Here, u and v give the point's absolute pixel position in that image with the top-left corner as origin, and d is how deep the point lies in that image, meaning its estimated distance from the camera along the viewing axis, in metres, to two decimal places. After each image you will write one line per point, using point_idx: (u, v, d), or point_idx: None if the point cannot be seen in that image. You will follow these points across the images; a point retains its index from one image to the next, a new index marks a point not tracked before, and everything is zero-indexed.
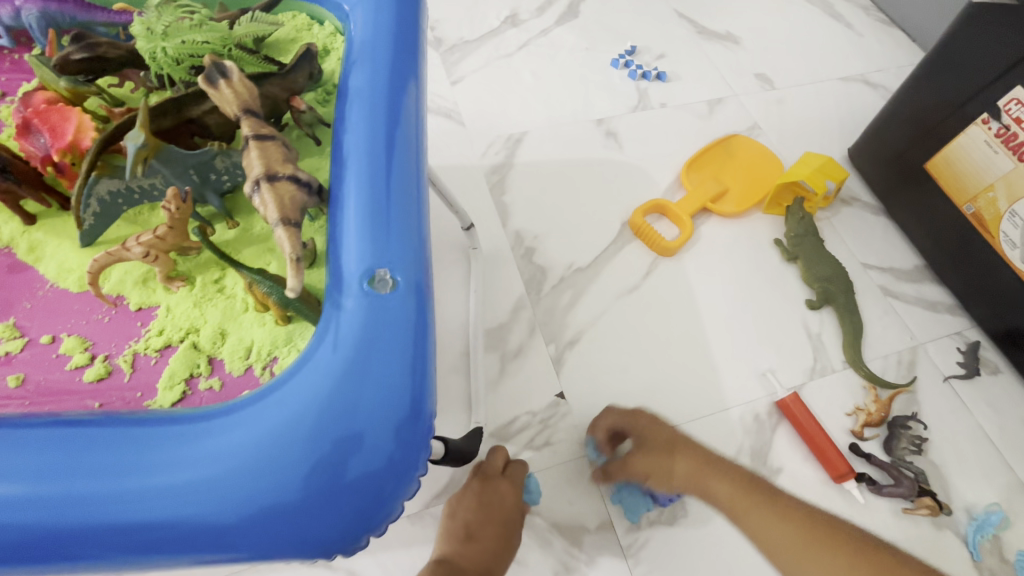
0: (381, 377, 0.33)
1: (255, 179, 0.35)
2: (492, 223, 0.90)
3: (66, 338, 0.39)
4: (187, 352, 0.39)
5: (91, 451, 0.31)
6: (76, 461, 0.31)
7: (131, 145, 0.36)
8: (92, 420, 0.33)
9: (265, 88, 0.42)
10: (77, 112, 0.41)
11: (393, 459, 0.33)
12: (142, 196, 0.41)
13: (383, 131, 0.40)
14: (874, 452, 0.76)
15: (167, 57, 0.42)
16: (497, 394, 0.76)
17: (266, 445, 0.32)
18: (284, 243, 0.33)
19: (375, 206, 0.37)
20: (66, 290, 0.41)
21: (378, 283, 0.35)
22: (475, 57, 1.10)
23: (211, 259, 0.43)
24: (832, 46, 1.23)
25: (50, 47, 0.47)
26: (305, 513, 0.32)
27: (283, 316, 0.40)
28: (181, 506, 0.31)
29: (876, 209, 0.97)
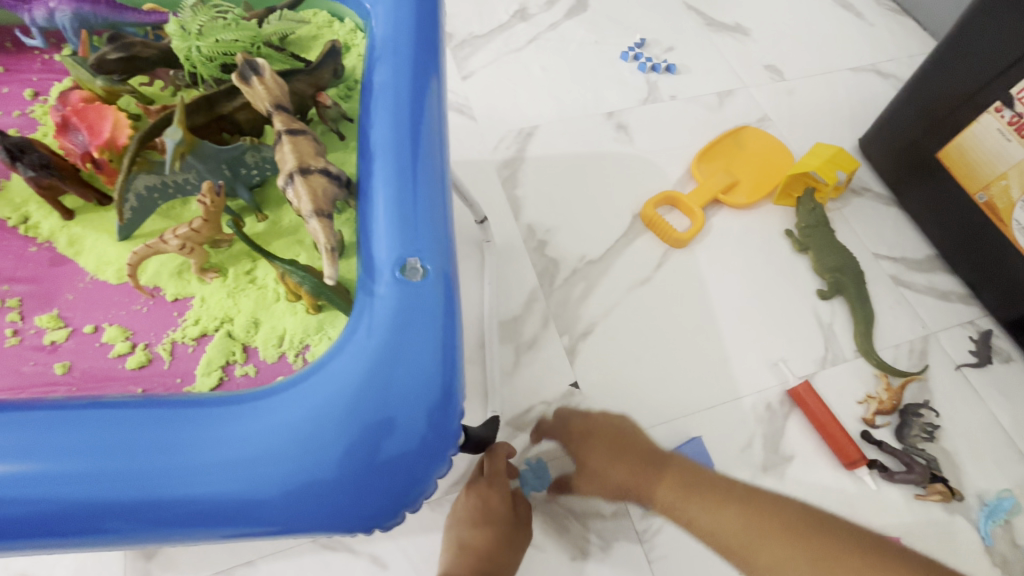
0: (413, 362, 0.35)
1: (289, 172, 0.36)
2: (504, 216, 0.91)
3: (108, 328, 0.41)
4: (223, 340, 0.41)
5: (139, 431, 0.33)
6: (127, 440, 0.33)
7: (170, 141, 0.38)
8: (141, 401, 0.34)
9: (293, 84, 0.44)
10: (112, 110, 0.43)
11: (426, 439, 0.34)
12: (176, 190, 0.42)
13: (408, 126, 0.42)
14: (886, 440, 0.77)
15: (200, 55, 0.43)
16: (513, 384, 0.77)
17: (305, 426, 0.33)
18: (319, 234, 0.35)
19: (403, 198, 0.39)
20: (106, 282, 0.43)
21: (408, 271, 0.37)
22: (485, 52, 1.11)
23: (242, 251, 0.44)
24: (842, 37, 1.23)
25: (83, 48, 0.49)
26: (343, 490, 0.33)
27: (314, 305, 0.41)
28: (225, 483, 0.32)
29: (887, 199, 0.97)
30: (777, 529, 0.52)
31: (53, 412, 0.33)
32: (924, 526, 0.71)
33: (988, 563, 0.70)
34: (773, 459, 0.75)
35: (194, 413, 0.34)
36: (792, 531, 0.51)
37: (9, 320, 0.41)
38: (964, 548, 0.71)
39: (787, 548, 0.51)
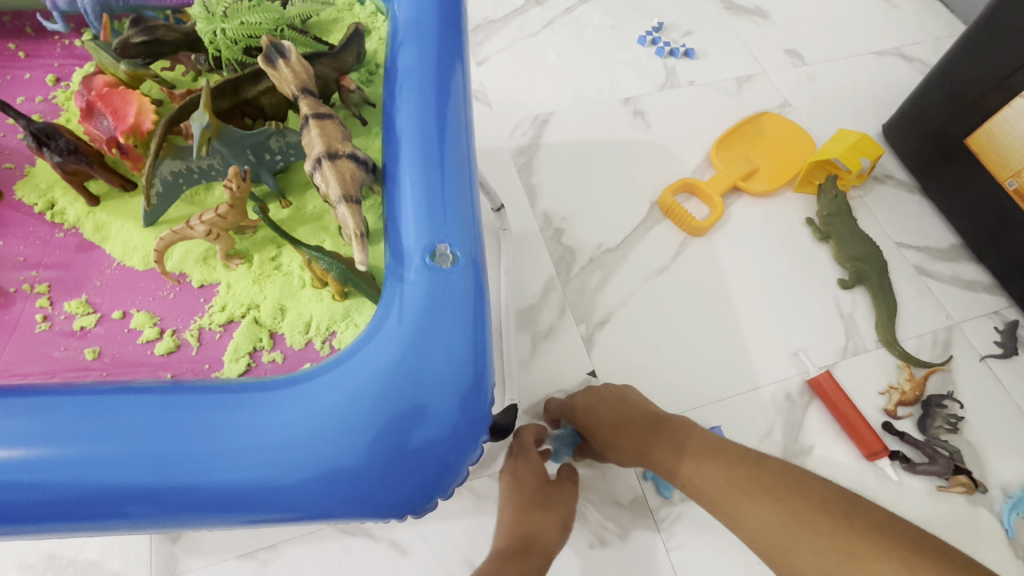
0: (444, 348, 0.34)
1: (316, 157, 0.36)
2: (520, 204, 0.91)
3: (136, 313, 0.42)
4: (250, 326, 0.41)
5: (174, 416, 0.33)
6: (162, 424, 0.33)
7: (197, 125, 0.37)
8: (176, 387, 0.34)
9: (317, 68, 0.43)
10: (137, 95, 0.43)
11: (456, 428, 0.34)
12: (201, 176, 0.42)
13: (433, 109, 0.41)
14: (907, 431, 0.76)
15: (225, 39, 0.43)
16: (530, 372, 0.77)
17: (336, 413, 0.33)
18: (348, 220, 0.34)
19: (431, 183, 0.38)
20: (132, 268, 0.44)
21: (438, 258, 0.36)
22: (500, 37, 1.09)
23: (266, 237, 0.44)
24: (866, 20, 1.20)
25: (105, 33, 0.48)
26: (372, 478, 0.33)
27: (340, 292, 0.42)
28: (259, 470, 0.33)
29: (911, 187, 0.95)
30: (768, 499, 0.51)
31: (89, 397, 0.34)
32: (945, 517, 0.71)
33: (1011, 556, 0.69)
34: (793, 450, 0.74)
35: (227, 400, 0.34)
36: (778, 498, 0.51)
37: (40, 305, 0.43)
38: (986, 540, 0.70)
39: (773, 517, 0.50)
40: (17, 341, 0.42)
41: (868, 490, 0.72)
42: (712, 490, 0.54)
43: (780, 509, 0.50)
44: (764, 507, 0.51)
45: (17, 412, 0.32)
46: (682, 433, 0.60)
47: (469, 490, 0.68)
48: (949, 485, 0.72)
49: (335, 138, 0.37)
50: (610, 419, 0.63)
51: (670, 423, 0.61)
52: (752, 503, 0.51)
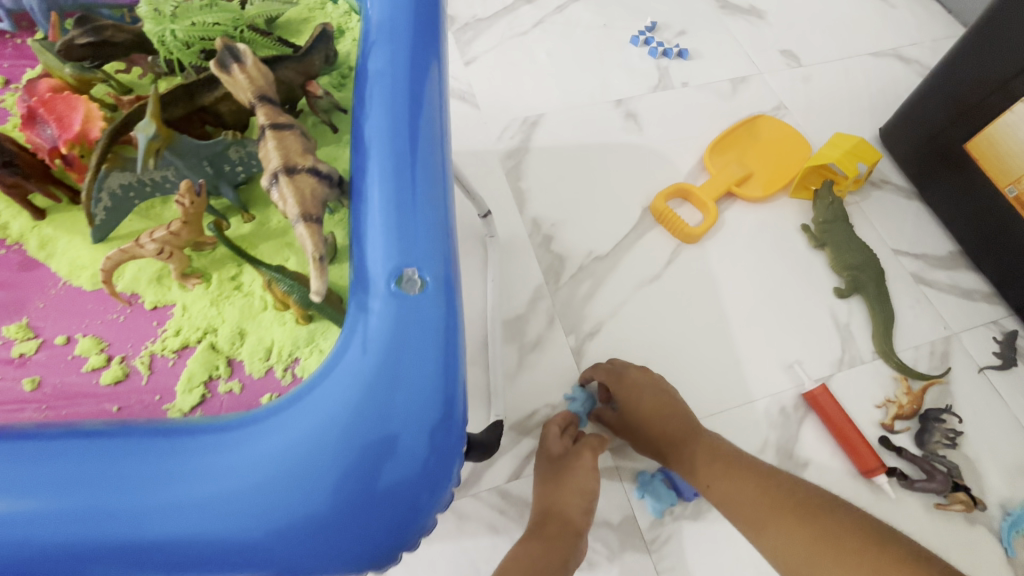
0: (413, 380, 0.32)
1: (273, 172, 0.33)
2: (508, 210, 0.88)
3: (81, 339, 0.37)
4: (206, 353, 0.37)
5: (103, 463, 0.29)
6: (93, 473, 0.29)
7: (141, 136, 0.35)
8: (111, 429, 0.30)
9: (280, 73, 0.40)
10: (83, 101, 0.40)
11: (428, 465, 0.31)
12: (154, 189, 0.39)
13: (405, 118, 0.38)
14: (905, 446, 0.74)
15: (176, 41, 0.40)
16: (516, 386, 0.74)
17: (294, 454, 0.30)
18: (306, 242, 0.31)
19: (401, 200, 0.35)
20: (79, 287, 0.39)
21: (405, 283, 0.33)
22: (488, 36, 1.06)
23: (227, 255, 0.40)
24: (862, 20, 1.17)
25: (53, 32, 0.43)
26: (336, 527, 0.30)
27: (304, 315, 0.38)
28: (203, 522, 0.29)
29: (909, 192, 0.93)
30: (797, 518, 0.56)
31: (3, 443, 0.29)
32: (943, 536, 0.69)
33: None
34: (787, 466, 0.72)
35: (168, 442, 0.30)
36: (805, 518, 0.55)
37: None
38: (985, 559, 0.68)
39: (797, 534, 0.55)
40: None
41: (865, 508, 0.70)
42: (738, 502, 0.60)
43: (803, 529, 0.55)
44: (794, 522, 0.56)
45: None
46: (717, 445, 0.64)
47: (452, 510, 0.66)
48: (947, 503, 0.70)
49: (294, 148, 0.34)
50: (645, 411, 0.66)
51: (703, 433, 0.65)
52: (778, 521, 0.57)
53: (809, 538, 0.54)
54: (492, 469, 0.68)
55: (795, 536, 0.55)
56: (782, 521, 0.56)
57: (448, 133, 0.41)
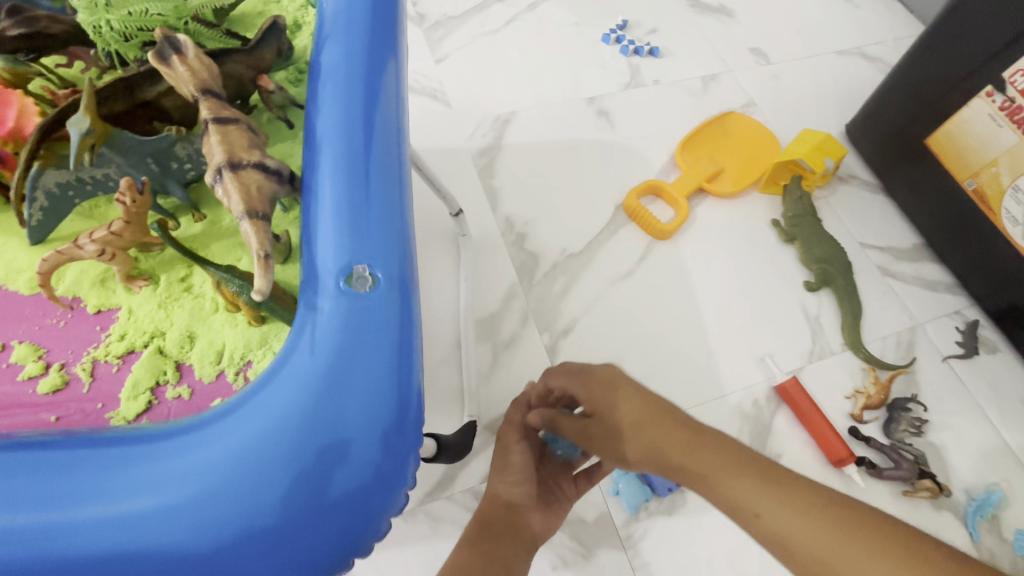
0: (364, 381, 0.31)
1: (217, 167, 0.32)
2: (480, 208, 0.87)
3: (17, 346, 0.35)
4: (152, 358, 0.35)
5: (26, 479, 0.27)
6: (20, 490, 0.27)
7: (73, 131, 0.32)
8: (39, 443, 0.28)
9: (227, 67, 0.39)
10: (17, 95, 0.38)
11: (381, 470, 0.30)
12: (96, 187, 0.37)
13: (359, 113, 0.37)
14: (874, 435, 0.75)
15: (113, 32, 0.38)
16: (490, 385, 0.74)
17: (239, 462, 0.28)
18: (251, 239, 0.31)
19: (353, 196, 0.34)
20: (16, 292, 0.37)
21: (356, 281, 0.32)
22: (459, 34, 1.05)
23: (176, 256, 0.39)
24: (828, 19, 1.19)
25: None
26: (287, 535, 0.29)
27: (256, 317, 0.37)
28: (139, 537, 0.27)
29: (874, 187, 0.95)
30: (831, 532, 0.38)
31: None
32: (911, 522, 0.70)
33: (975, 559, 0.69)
34: None
35: (99, 454, 0.28)
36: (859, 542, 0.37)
37: None
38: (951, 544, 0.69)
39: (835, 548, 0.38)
40: None
41: None
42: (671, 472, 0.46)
43: (802, 513, 0.39)
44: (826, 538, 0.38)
45: None
46: (679, 423, 0.46)
47: (426, 513, 0.65)
48: (914, 490, 0.71)
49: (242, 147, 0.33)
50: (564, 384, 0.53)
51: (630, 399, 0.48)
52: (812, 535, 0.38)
53: (800, 523, 0.39)
54: (466, 471, 0.67)
55: (788, 526, 0.39)
56: (774, 506, 0.40)
57: (405, 127, 0.40)
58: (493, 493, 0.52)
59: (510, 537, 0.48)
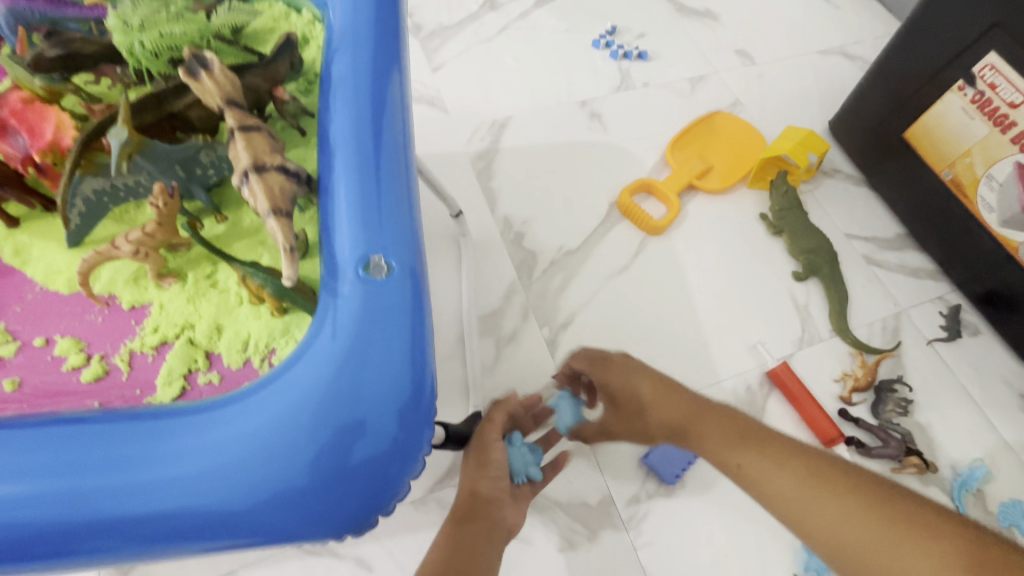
0: (381, 360, 0.34)
1: (243, 170, 0.35)
2: (479, 210, 0.90)
3: (60, 340, 0.39)
4: (184, 347, 0.39)
5: (89, 447, 0.31)
6: (83, 457, 0.31)
7: (113, 141, 0.37)
8: (97, 417, 0.32)
9: (247, 79, 0.42)
10: (54, 112, 0.42)
11: (398, 442, 0.33)
12: (128, 194, 0.40)
13: (369, 119, 0.40)
14: (862, 416, 0.78)
15: (144, 51, 0.42)
16: (494, 378, 0.77)
17: (271, 433, 0.32)
18: (277, 234, 0.34)
19: (367, 194, 0.37)
20: (56, 291, 0.40)
21: (372, 269, 0.36)
22: (455, 42, 1.09)
23: (202, 254, 0.42)
24: (810, 20, 1.24)
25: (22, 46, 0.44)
26: (314, 497, 0.32)
27: (279, 308, 0.39)
28: (185, 497, 0.31)
29: (857, 180, 0.99)
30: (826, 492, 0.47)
31: None
32: None
33: None
34: None
35: (149, 426, 0.32)
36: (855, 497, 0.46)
37: None
38: None
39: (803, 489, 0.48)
40: None
41: None
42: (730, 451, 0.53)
43: (848, 508, 0.46)
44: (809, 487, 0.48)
45: None
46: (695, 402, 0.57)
47: (435, 501, 0.68)
48: (901, 467, 0.74)
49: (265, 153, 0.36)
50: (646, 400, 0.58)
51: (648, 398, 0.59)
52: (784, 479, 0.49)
53: (862, 521, 0.45)
54: None
55: (827, 513, 0.46)
56: (754, 457, 0.51)
57: (409, 128, 0.43)
58: (472, 488, 0.53)
59: (488, 529, 0.51)
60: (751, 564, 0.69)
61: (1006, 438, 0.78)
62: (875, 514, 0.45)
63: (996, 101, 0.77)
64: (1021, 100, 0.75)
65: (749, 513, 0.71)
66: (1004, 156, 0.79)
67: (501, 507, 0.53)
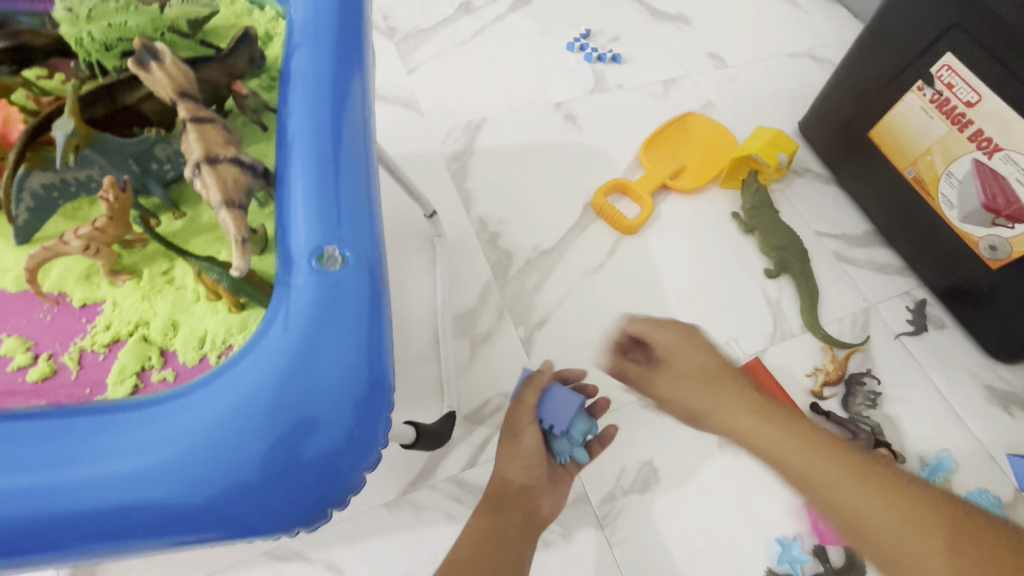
0: (335, 352, 0.33)
1: (195, 162, 0.35)
2: (454, 210, 0.90)
3: (6, 339, 0.38)
4: (137, 345, 0.38)
5: (29, 444, 0.30)
6: (21, 454, 0.30)
7: (60, 132, 0.36)
8: (38, 412, 0.31)
9: (204, 73, 0.42)
10: (2, 105, 0.41)
11: (353, 435, 0.33)
12: (79, 189, 0.39)
13: (327, 113, 0.40)
14: (833, 409, 0.79)
15: (94, 43, 0.42)
16: (469, 378, 0.76)
17: (220, 426, 0.31)
18: (229, 226, 0.34)
19: (323, 186, 0.37)
20: (4, 290, 0.39)
21: (326, 260, 0.35)
22: (430, 45, 1.10)
23: (158, 251, 0.41)
24: (779, 24, 1.27)
25: None
26: (266, 492, 0.32)
27: (237, 303, 0.39)
28: (129, 493, 0.30)
29: (827, 179, 1.01)
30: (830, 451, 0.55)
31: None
32: None
33: None
34: None
35: (93, 422, 0.31)
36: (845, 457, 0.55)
37: None
38: None
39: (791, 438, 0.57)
40: None
41: None
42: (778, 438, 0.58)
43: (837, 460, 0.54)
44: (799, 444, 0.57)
45: None
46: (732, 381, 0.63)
47: (409, 502, 0.67)
48: (871, 459, 0.75)
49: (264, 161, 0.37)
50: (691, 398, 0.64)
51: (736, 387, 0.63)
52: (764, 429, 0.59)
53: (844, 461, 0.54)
54: (447, 460, 0.70)
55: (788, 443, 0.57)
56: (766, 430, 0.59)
57: (370, 122, 0.43)
58: (504, 476, 0.62)
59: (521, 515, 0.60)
60: (726, 558, 0.69)
61: (972, 428, 0.80)
62: (851, 461, 0.54)
63: (953, 100, 0.79)
64: (976, 100, 0.77)
65: (724, 508, 0.71)
66: (962, 154, 0.81)
67: (537, 497, 0.63)
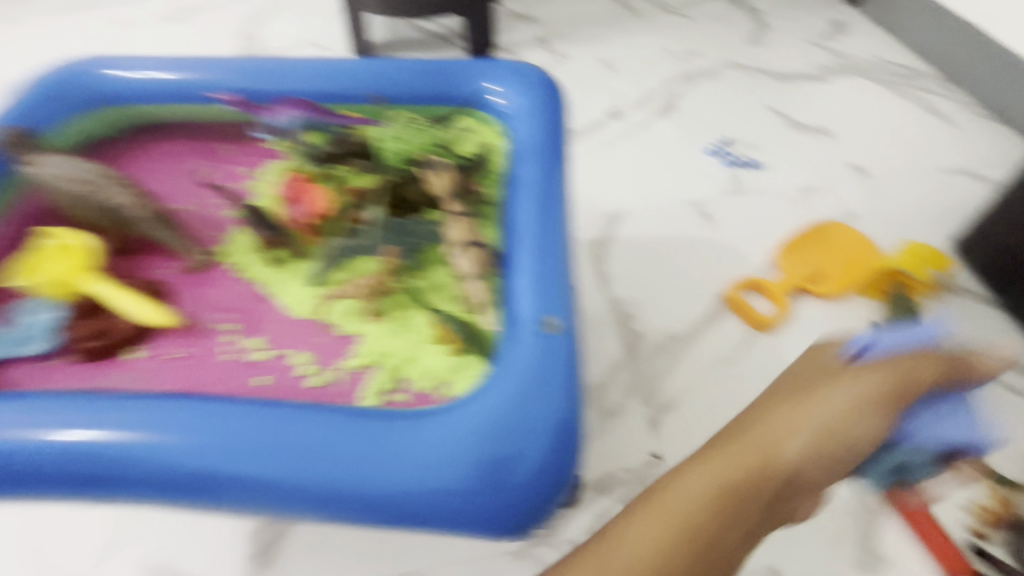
0: (542, 409, 0.52)
1: (463, 244, 0.63)
2: (592, 289, 1.00)
3: (293, 355, 0.61)
4: (382, 373, 0.58)
5: (354, 434, 0.51)
6: (348, 440, 0.51)
7: (373, 215, 0.65)
8: (358, 415, 0.53)
9: (456, 179, 0.68)
10: (325, 193, 0.68)
11: (546, 468, 0.51)
12: (363, 246, 0.65)
13: (542, 221, 0.62)
14: (999, 554, 0.71)
15: (394, 156, 0.73)
16: (596, 447, 0.81)
17: (466, 444, 0.50)
18: (478, 291, 0.61)
19: (541, 272, 0.58)
20: (294, 318, 0.63)
21: (545, 328, 0.55)
22: (580, 144, 1.26)
23: (405, 300, 0.63)
24: (929, 140, 1.27)
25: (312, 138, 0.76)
26: (485, 499, 0.50)
27: (455, 350, 0.58)
28: (408, 481, 0.50)
29: (986, 300, 0.96)
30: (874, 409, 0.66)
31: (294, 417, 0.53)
32: None
33: None
34: (867, 560, 0.72)
35: (389, 427, 0.52)
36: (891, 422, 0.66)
37: (226, 341, 0.62)
38: None
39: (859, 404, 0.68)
40: (205, 366, 0.61)
41: None
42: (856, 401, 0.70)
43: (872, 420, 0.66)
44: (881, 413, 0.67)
45: (269, 416, 0.52)
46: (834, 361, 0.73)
47: (533, 557, 0.72)
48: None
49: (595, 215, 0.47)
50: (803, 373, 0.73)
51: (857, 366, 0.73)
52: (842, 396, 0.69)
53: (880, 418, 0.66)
54: (571, 523, 0.75)
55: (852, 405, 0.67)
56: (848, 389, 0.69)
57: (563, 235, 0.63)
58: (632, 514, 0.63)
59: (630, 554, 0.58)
60: None
61: None
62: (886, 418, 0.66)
63: None
64: None
65: None
66: None
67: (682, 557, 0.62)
